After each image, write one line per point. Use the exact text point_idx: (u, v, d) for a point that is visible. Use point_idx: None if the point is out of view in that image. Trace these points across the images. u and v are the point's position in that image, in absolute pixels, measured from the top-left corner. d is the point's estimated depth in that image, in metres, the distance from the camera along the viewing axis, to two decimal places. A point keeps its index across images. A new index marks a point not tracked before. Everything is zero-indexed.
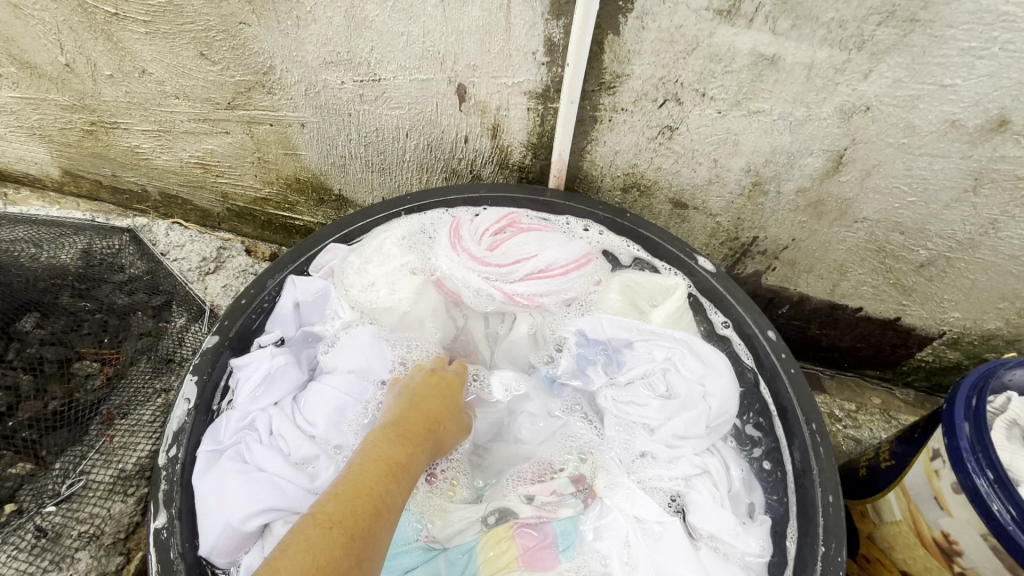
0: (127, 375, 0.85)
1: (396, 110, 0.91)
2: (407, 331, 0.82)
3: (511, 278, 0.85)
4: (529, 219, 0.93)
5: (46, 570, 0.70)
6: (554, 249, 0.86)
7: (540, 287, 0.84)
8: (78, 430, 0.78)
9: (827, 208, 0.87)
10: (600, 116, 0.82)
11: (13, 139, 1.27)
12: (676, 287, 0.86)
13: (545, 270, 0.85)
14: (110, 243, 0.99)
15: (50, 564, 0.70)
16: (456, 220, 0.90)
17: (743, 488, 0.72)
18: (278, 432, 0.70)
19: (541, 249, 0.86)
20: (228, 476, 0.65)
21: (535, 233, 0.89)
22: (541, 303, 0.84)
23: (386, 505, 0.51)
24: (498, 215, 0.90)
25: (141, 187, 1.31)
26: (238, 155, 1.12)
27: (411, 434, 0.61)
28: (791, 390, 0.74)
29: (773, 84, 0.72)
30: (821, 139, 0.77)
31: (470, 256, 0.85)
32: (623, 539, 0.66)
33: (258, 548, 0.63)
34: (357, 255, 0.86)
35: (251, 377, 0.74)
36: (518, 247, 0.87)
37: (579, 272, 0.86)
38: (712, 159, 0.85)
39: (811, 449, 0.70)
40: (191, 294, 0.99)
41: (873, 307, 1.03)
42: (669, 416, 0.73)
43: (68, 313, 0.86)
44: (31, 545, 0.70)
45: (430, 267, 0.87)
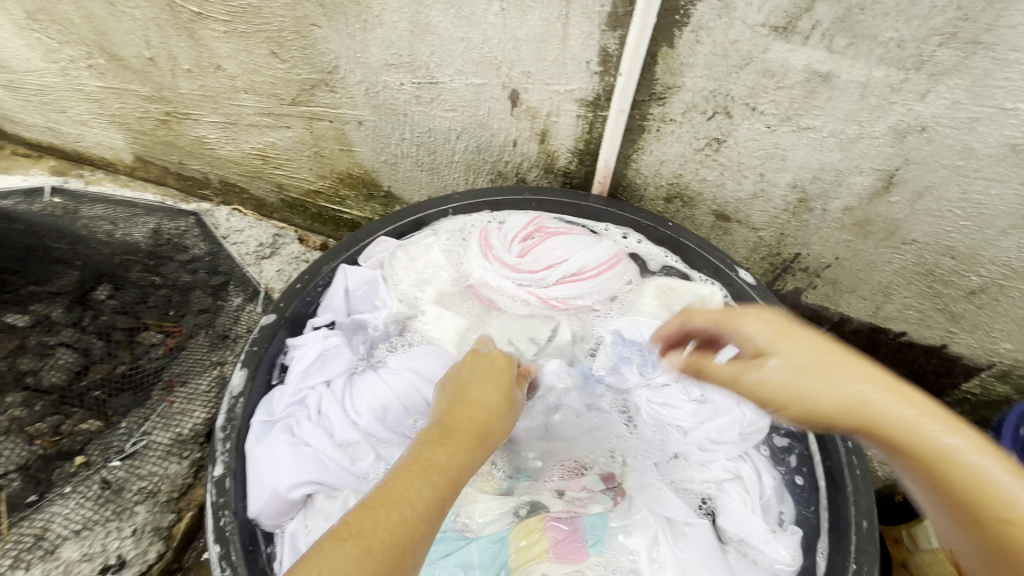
0: (187, 347, 0.90)
1: (450, 112, 0.95)
2: (451, 325, 0.86)
3: (545, 283, 0.88)
4: (554, 223, 0.95)
5: (109, 520, 0.75)
6: (585, 251, 0.89)
7: (574, 290, 0.87)
8: (143, 394, 0.84)
9: (874, 228, 0.86)
10: (648, 125, 0.84)
11: (94, 124, 1.37)
12: (712, 295, 0.88)
13: (578, 273, 0.88)
14: (177, 225, 1.06)
15: (112, 514, 0.76)
16: (485, 229, 0.93)
17: (774, 497, 0.72)
18: (326, 412, 0.75)
19: (571, 253, 0.89)
20: (277, 447, 0.70)
21: (563, 237, 0.90)
22: (576, 305, 0.88)
23: (417, 519, 0.47)
24: (524, 220, 0.93)
25: (203, 175, 1.40)
26: (297, 149, 1.18)
27: (458, 434, 0.56)
28: None
29: (826, 101, 0.73)
30: (871, 158, 0.77)
31: (502, 264, 0.89)
32: (652, 537, 0.68)
33: (303, 516, 0.69)
34: (404, 251, 0.90)
35: (305, 356, 0.79)
36: (549, 252, 0.90)
37: (611, 273, 0.89)
38: (758, 173, 0.85)
39: (845, 470, 0.69)
40: (247, 276, 1.03)
41: (917, 332, 1.01)
42: (701, 420, 0.76)
43: (137, 286, 0.93)
44: (97, 495, 0.76)
45: (467, 270, 0.91)
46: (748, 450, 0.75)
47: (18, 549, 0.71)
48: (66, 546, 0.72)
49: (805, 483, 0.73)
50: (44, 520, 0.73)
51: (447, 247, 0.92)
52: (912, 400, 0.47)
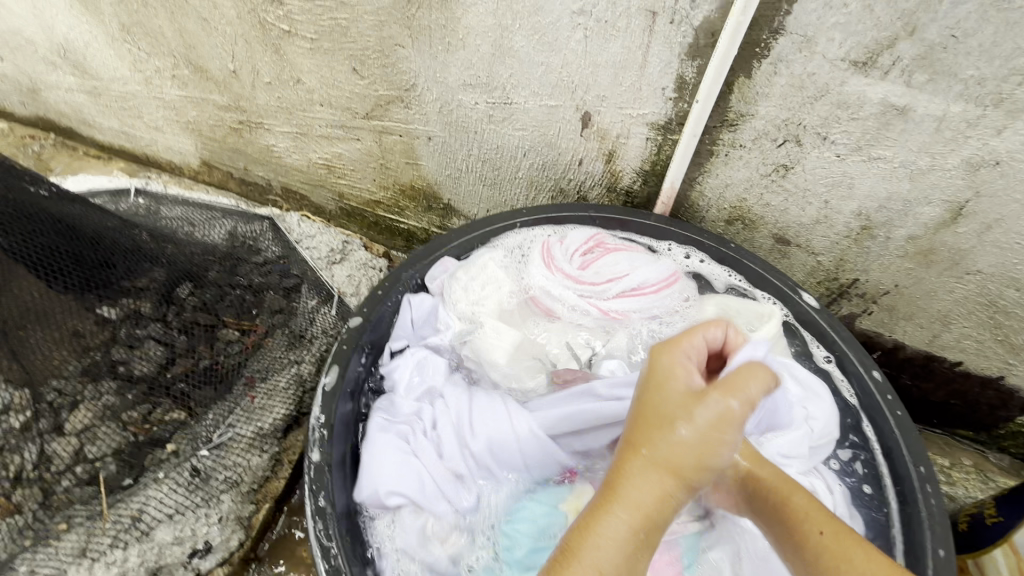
0: (265, 346, 0.96)
1: (520, 131, 0.99)
2: (509, 338, 0.88)
3: (605, 296, 0.92)
4: (614, 239, 0.97)
5: (199, 506, 0.83)
6: (646, 267, 0.93)
7: (633, 304, 0.91)
8: (224, 388, 0.89)
9: (938, 258, 0.88)
10: (717, 150, 0.87)
11: (167, 130, 1.45)
12: (771, 311, 0.88)
13: (637, 288, 0.92)
14: (252, 228, 1.12)
15: (201, 500, 0.84)
16: (546, 242, 0.96)
17: (848, 512, 0.74)
18: (439, 430, 0.79)
19: (632, 269, 0.93)
20: (385, 447, 0.77)
21: (625, 253, 0.94)
22: (631, 318, 0.92)
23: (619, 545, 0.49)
24: (586, 235, 0.96)
25: (266, 181, 1.46)
26: (363, 160, 1.23)
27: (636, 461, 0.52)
28: (894, 428, 0.76)
29: (899, 133, 0.75)
30: (941, 190, 0.79)
31: (564, 275, 0.92)
32: (735, 555, 0.72)
33: (388, 520, 0.74)
34: (464, 271, 0.92)
35: (407, 369, 0.86)
36: (609, 266, 0.93)
37: (669, 289, 0.93)
38: (823, 201, 0.88)
39: (919, 494, 0.71)
40: (321, 279, 1.10)
41: (974, 362, 1.01)
42: (777, 432, 0.77)
43: (216, 286, 0.96)
44: (188, 482, 0.83)
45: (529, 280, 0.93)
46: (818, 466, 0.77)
47: (117, 529, 0.78)
48: (160, 529, 0.80)
49: (874, 494, 0.76)
50: (140, 504, 0.80)
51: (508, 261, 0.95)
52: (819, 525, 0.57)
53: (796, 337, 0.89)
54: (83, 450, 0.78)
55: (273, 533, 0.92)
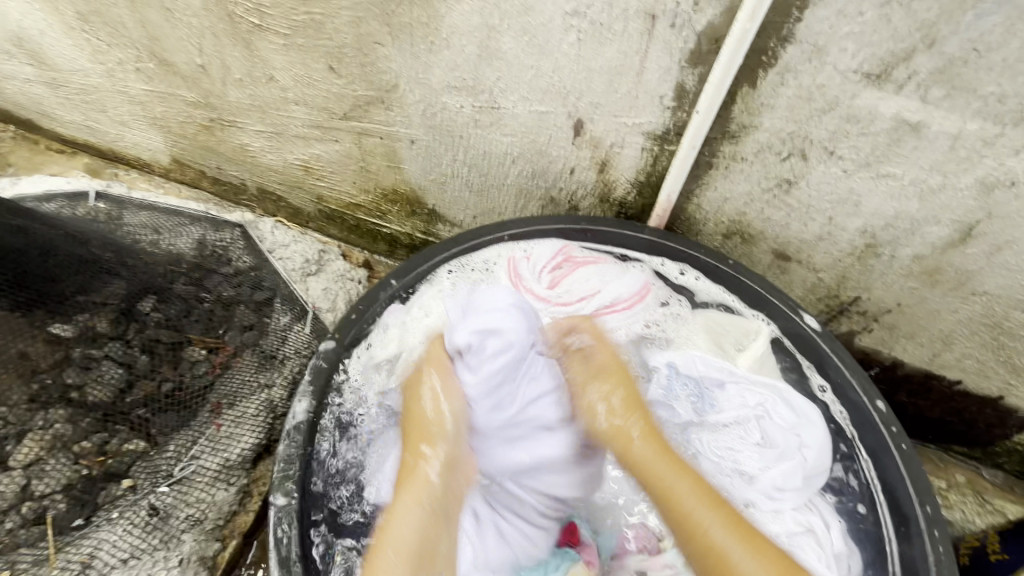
0: (233, 366, 0.91)
1: (508, 137, 0.93)
2: None
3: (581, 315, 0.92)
4: (580, 252, 0.93)
5: (157, 548, 0.82)
6: (615, 282, 0.92)
7: (609, 322, 0.91)
8: (188, 414, 0.84)
9: (944, 278, 0.84)
10: (717, 162, 0.82)
11: (134, 126, 1.36)
12: (761, 330, 0.87)
13: (611, 304, 0.92)
14: (222, 236, 1.05)
15: (159, 542, 0.82)
16: (513, 260, 0.93)
17: (844, 548, 0.74)
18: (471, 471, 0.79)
19: (603, 284, 0.92)
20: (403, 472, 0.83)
21: (594, 268, 0.93)
22: (609, 337, 0.91)
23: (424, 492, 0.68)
24: (552, 249, 0.93)
25: (240, 181, 1.38)
26: (342, 162, 1.16)
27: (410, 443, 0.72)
28: (900, 465, 0.72)
29: (911, 150, 0.71)
30: (952, 210, 0.75)
31: (534, 296, 0.92)
32: None
33: None
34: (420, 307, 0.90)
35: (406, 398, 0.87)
36: (581, 283, 0.92)
37: (643, 303, 0.92)
38: (827, 217, 0.83)
39: (925, 538, 0.68)
40: (294, 293, 1.05)
41: (973, 381, 0.98)
42: (767, 465, 0.80)
43: (182, 300, 0.89)
44: (144, 522, 0.81)
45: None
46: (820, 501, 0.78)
47: None
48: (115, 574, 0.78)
49: (868, 514, 0.75)
50: (91, 547, 0.76)
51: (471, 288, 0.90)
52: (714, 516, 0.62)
53: (787, 355, 0.86)
54: (30, 487, 0.71)
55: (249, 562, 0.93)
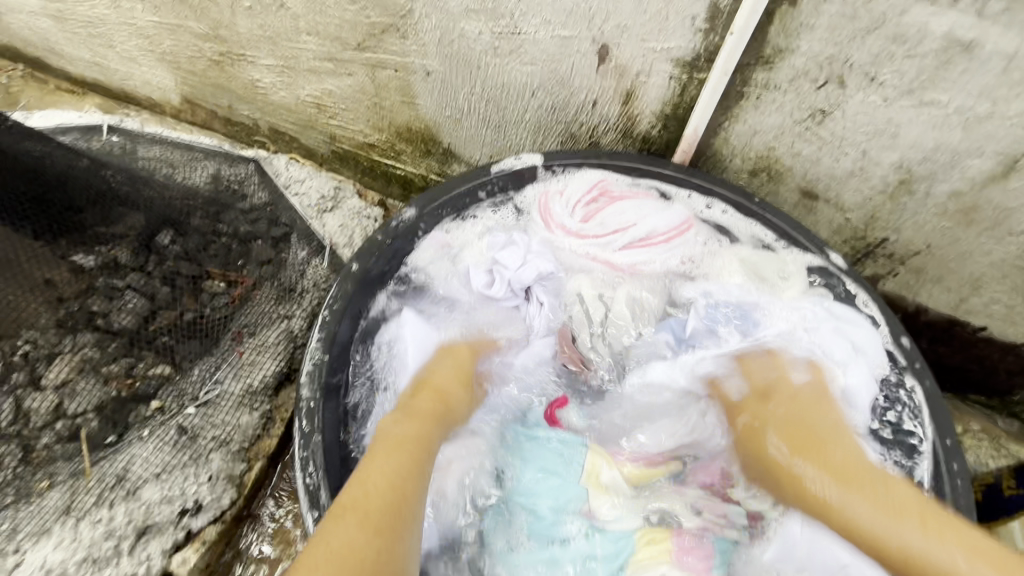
0: (253, 298, 0.91)
1: (529, 66, 0.89)
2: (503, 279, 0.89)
3: (612, 248, 0.92)
4: (620, 187, 0.91)
5: (187, 465, 0.79)
6: (655, 215, 0.90)
7: (643, 254, 0.91)
8: (210, 343, 0.85)
9: (980, 216, 0.81)
10: (748, 92, 0.78)
11: (143, 62, 1.33)
12: (803, 266, 0.84)
13: (647, 238, 0.91)
14: (237, 171, 1.03)
15: (190, 459, 0.80)
16: (545, 196, 0.92)
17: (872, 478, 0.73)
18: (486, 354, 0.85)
19: (640, 217, 0.91)
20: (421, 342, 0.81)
21: (630, 201, 0.91)
22: (643, 270, 0.92)
23: (401, 480, 0.59)
24: (588, 184, 0.91)
25: (252, 121, 1.35)
26: (356, 98, 1.13)
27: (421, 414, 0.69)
28: (922, 401, 0.75)
29: (960, 74, 0.67)
30: (997, 140, 0.71)
31: (565, 233, 0.92)
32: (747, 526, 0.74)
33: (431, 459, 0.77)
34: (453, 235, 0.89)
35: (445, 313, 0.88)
36: (616, 217, 0.91)
37: (681, 239, 0.90)
38: (861, 150, 0.80)
39: (943, 470, 0.71)
40: (312, 228, 1.02)
41: (999, 327, 0.97)
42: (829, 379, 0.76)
43: (200, 234, 0.91)
44: (175, 440, 0.80)
45: (520, 279, 0.88)
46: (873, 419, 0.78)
47: (102, 488, 0.75)
48: (147, 488, 0.76)
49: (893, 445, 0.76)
50: (124, 462, 0.76)
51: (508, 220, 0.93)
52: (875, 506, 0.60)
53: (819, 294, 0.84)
54: (62, 406, 0.76)
55: (271, 500, 0.86)
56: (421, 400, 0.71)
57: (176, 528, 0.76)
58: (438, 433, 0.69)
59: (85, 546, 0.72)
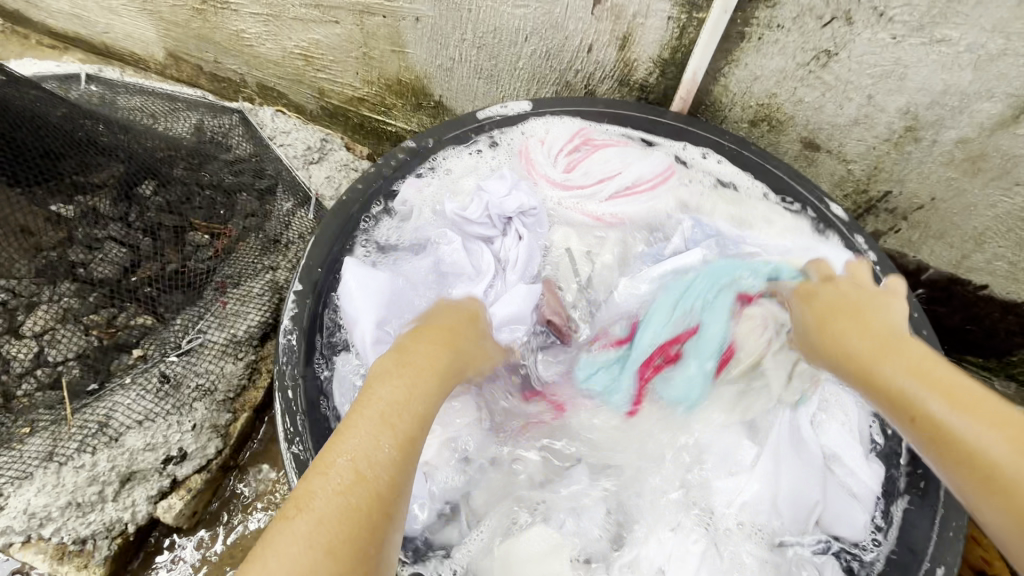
0: (236, 250, 0.89)
1: (521, 8, 0.85)
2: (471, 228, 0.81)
3: (597, 198, 0.84)
4: (602, 134, 0.88)
5: (170, 412, 0.80)
6: (639, 163, 0.84)
7: (629, 203, 0.83)
8: (193, 294, 0.84)
9: (987, 165, 0.78)
10: (749, 32, 0.75)
11: (124, 13, 1.28)
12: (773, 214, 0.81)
13: (632, 186, 0.84)
14: (220, 122, 1.01)
15: (173, 407, 0.80)
16: (526, 143, 0.88)
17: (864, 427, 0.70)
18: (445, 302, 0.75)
19: (625, 165, 0.85)
20: (371, 292, 0.72)
21: (614, 149, 0.86)
22: (632, 220, 0.83)
23: (377, 471, 0.42)
24: (569, 131, 0.87)
25: (239, 77, 1.31)
26: (344, 48, 1.09)
27: (415, 369, 0.49)
28: None
29: (973, 6, 0.63)
30: (1009, 81, 0.68)
31: (548, 182, 0.85)
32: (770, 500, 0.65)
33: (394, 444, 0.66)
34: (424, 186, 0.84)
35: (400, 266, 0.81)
36: (600, 165, 0.85)
37: (667, 186, 0.84)
38: (867, 95, 0.77)
39: None
40: (297, 180, 1.01)
41: (1001, 286, 0.94)
42: None
43: (182, 184, 0.87)
44: (157, 388, 0.80)
45: (502, 208, 0.80)
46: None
47: (84, 434, 0.75)
48: (130, 435, 0.77)
49: None
50: (107, 408, 0.77)
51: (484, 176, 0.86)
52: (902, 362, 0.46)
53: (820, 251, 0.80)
54: (44, 354, 0.77)
55: (255, 444, 0.89)
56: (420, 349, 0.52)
57: (160, 475, 0.78)
58: (439, 393, 0.50)
59: (68, 492, 0.73)
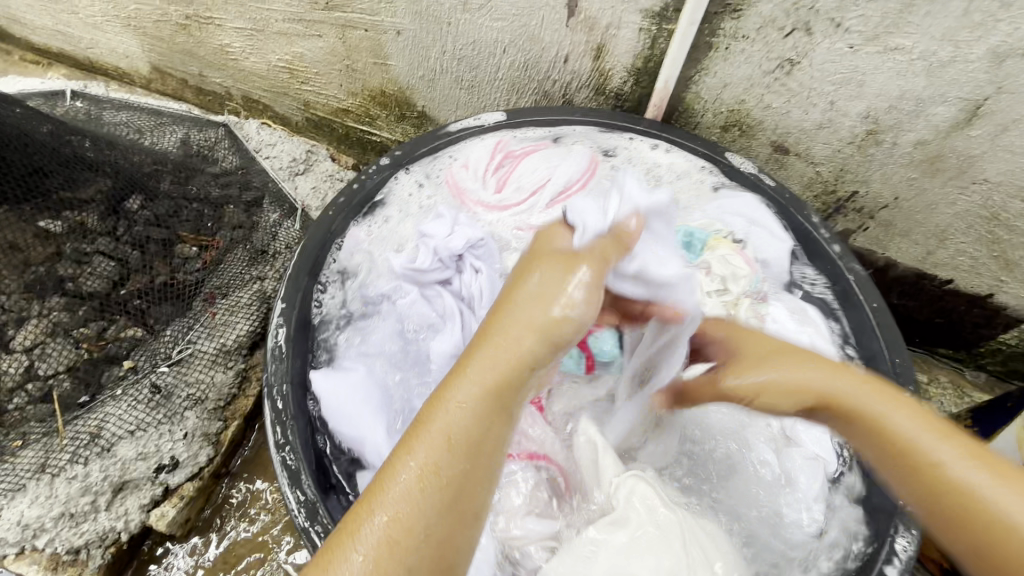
0: (224, 261, 0.91)
1: (499, 21, 0.88)
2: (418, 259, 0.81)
3: (534, 208, 0.87)
4: (517, 144, 0.91)
5: (161, 422, 0.81)
6: (562, 166, 0.88)
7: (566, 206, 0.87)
8: (183, 305, 0.86)
9: (945, 166, 0.82)
10: (717, 42, 0.78)
11: (109, 29, 1.29)
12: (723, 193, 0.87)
13: (564, 189, 0.87)
14: (206, 136, 1.02)
15: (163, 417, 0.81)
16: (451, 171, 0.89)
17: None
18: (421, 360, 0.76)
19: (551, 171, 0.88)
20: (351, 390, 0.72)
21: (536, 156, 0.89)
22: None
23: (447, 408, 0.44)
24: (488, 150, 0.89)
25: (225, 89, 1.32)
26: (327, 62, 1.11)
27: (525, 305, 0.46)
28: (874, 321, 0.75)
29: (923, 16, 0.67)
30: (960, 86, 0.72)
31: (484, 207, 0.88)
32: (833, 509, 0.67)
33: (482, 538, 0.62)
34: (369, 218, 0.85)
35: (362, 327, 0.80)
36: (527, 176, 0.88)
37: (595, 178, 0.88)
38: (829, 101, 0.80)
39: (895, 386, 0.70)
40: (283, 192, 1.02)
41: (965, 280, 0.98)
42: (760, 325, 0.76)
43: (169, 198, 0.89)
44: (148, 399, 0.81)
45: (450, 248, 0.79)
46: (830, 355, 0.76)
47: (76, 445, 0.77)
48: (122, 445, 0.78)
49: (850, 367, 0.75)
50: (98, 420, 0.78)
51: (418, 215, 0.88)
52: (958, 448, 0.45)
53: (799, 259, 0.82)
54: (34, 368, 0.78)
55: (245, 451, 0.91)
56: (482, 356, 0.45)
57: (153, 484, 0.79)
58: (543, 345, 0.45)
59: (61, 502, 0.74)
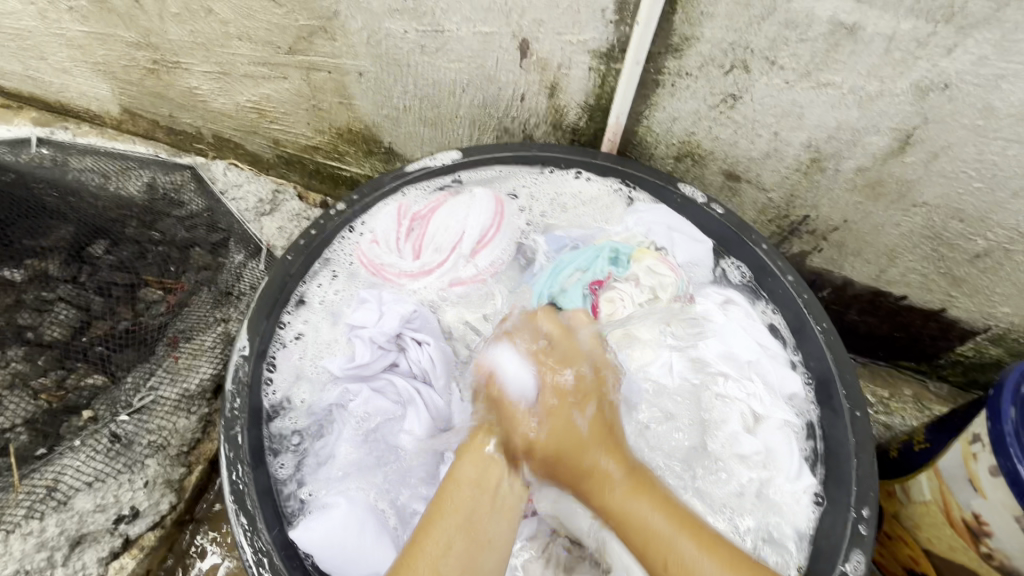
0: (189, 304, 0.91)
1: (456, 63, 0.91)
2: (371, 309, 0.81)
3: (457, 266, 0.87)
4: (418, 204, 0.90)
5: (121, 472, 0.81)
6: (470, 218, 0.87)
7: (486, 256, 0.87)
8: (145, 351, 0.86)
9: (886, 189, 0.86)
10: (662, 80, 0.82)
11: (78, 74, 1.31)
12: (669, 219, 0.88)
13: (480, 241, 0.87)
14: (172, 178, 1.03)
15: (123, 467, 0.81)
16: (361, 249, 0.87)
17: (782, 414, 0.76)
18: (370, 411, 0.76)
19: (462, 225, 0.87)
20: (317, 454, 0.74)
21: (444, 211, 0.87)
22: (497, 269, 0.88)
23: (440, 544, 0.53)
24: (393, 219, 0.88)
25: (195, 129, 1.34)
26: (294, 101, 1.13)
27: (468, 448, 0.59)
28: (822, 345, 0.78)
29: (849, 55, 0.71)
30: (890, 116, 0.76)
31: (407, 276, 0.86)
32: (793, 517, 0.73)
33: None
34: (325, 262, 0.85)
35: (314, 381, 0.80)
36: (441, 235, 0.87)
37: (505, 221, 0.89)
38: (773, 132, 0.84)
39: (845, 407, 0.74)
40: (248, 233, 1.03)
41: (918, 296, 1.02)
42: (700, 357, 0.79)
43: (133, 243, 0.91)
44: (107, 448, 0.81)
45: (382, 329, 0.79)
46: (775, 376, 0.78)
47: (31, 500, 0.75)
48: (79, 497, 0.77)
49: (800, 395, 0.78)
50: (55, 472, 0.77)
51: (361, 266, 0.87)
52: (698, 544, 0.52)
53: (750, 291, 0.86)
54: None
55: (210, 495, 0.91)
56: (449, 495, 0.56)
57: (112, 535, 0.79)
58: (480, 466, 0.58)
59: (16, 559, 0.72)
